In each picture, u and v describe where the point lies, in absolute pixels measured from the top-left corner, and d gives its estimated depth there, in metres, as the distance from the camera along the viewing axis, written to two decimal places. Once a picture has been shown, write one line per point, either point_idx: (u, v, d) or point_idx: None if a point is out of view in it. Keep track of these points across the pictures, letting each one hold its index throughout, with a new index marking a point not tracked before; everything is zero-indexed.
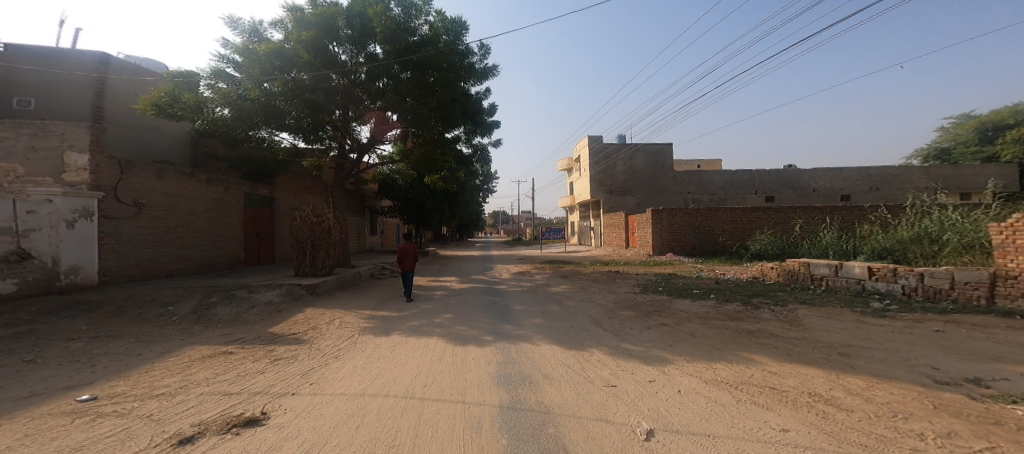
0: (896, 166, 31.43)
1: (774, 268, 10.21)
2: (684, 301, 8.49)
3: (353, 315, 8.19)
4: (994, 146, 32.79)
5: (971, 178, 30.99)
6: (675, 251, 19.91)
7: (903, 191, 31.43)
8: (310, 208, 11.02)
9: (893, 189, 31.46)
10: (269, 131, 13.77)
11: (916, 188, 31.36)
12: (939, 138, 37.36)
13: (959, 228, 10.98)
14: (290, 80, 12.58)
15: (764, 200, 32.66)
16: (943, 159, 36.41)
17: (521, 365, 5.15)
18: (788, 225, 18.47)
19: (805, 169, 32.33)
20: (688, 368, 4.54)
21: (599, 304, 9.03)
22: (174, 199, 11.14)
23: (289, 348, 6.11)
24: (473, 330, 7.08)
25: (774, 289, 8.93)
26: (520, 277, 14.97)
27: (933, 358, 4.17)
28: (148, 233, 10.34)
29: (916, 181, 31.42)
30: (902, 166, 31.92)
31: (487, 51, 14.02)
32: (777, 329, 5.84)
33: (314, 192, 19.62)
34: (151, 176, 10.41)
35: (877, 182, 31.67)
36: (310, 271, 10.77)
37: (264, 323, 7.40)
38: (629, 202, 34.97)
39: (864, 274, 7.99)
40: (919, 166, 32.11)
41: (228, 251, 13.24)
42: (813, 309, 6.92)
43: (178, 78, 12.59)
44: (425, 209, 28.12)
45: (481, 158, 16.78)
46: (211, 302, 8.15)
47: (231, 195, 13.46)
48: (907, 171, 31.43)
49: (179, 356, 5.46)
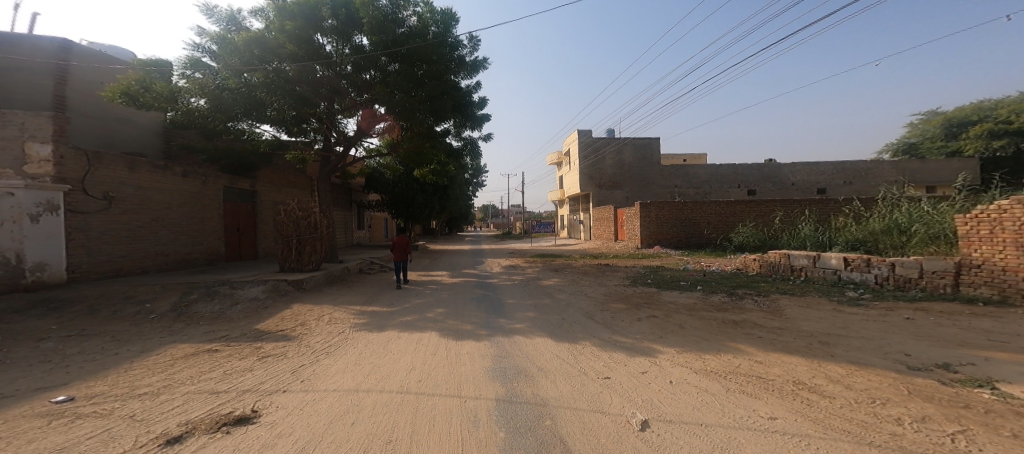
0: (869, 161, 32.63)
1: (757, 260, 10.57)
2: (672, 293, 8.70)
3: (342, 311, 8.10)
4: (959, 141, 34.35)
5: (937, 171, 32.49)
6: (662, 244, 20.26)
7: (876, 185, 32.67)
8: (295, 202, 10.81)
9: (866, 183, 32.68)
10: (250, 124, 13.32)
11: (888, 182, 32.64)
12: (909, 133, 38.92)
13: (927, 219, 11.52)
14: (272, 71, 12.18)
15: (746, 194, 33.46)
16: (911, 154, 37.98)
17: (515, 358, 5.22)
18: (769, 218, 19.01)
19: (784, 164, 33.29)
20: (679, 358, 4.68)
21: (590, 297, 9.18)
22: (148, 192, 10.73)
23: (276, 344, 6.02)
24: (465, 324, 7.10)
25: (757, 280, 9.25)
26: (510, 271, 15.02)
27: (907, 345, 4.40)
28: (121, 227, 9.96)
29: (887, 175, 32.72)
30: (874, 161, 33.15)
31: (476, 43, 13.83)
32: (761, 319, 6.05)
33: (298, 186, 19.19)
34: (121, 168, 9.99)
35: (851, 176, 32.86)
36: (296, 266, 10.59)
37: (249, 319, 7.26)
38: (618, 196, 35.37)
39: (840, 264, 8.34)
40: (891, 161, 33.39)
41: (208, 246, 12.87)
42: (794, 299, 7.20)
43: (149, 67, 12.03)
44: (414, 204, 27.66)
45: (470, 153, 16.63)
46: (192, 299, 7.94)
47: (210, 189, 13.05)
48: (879, 165, 32.69)
49: (162, 354, 5.33)
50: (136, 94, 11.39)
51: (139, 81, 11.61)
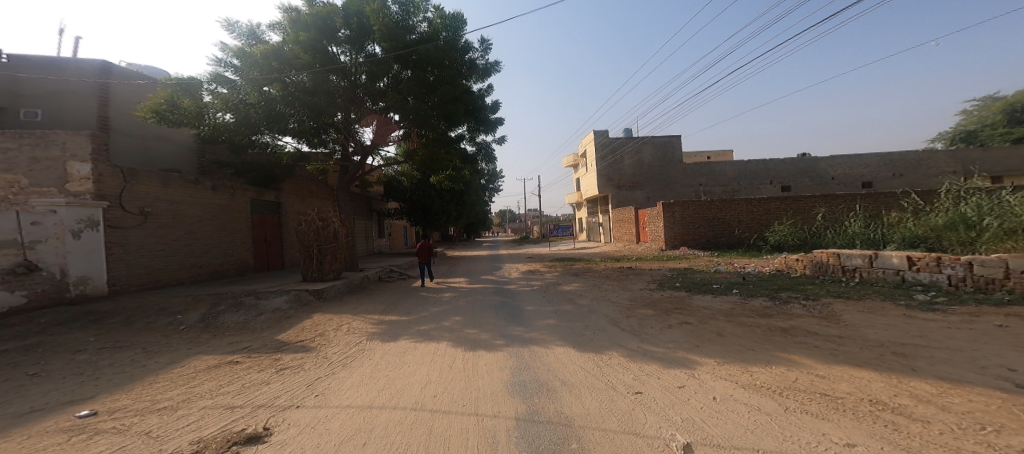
0: (919, 151, 30.32)
1: (801, 260, 9.75)
2: (705, 298, 8.02)
3: (361, 320, 7.91)
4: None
5: (1000, 160, 29.80)
6: (689, 245, 19.30)
7: (928, 176, 30.28)
8: (315, 212, 10.83)
9: (917, 174, 30.35)
10: (272, 136, 13.65)
11: (942, 173, 30.22)
12: (963, 120, 36.00)
13: (999, 212, 10.39)
14: (290, 83, 12.43)
15: (780, 190, 31.77)
16: (968, 142, 35.04)
17: (537, 370, 4.77)
18: (810, 215, 17.78)
19: (822, 157, 31.40)
20: (720, 371, 4.11)
21: (614, 302, 8.61)
22: (181, 207, 11.01)
23: (295, 356, 5.82)
24: (484, 334, 6.69)
25: (803, 283, 8.43)
26: (530, 276, 14.59)
27: (1006, 358, 3.72)
28: (157, 240, 10.20)
29: (940, 165, 30.27)
30: (926, 151, 30.74)
31: (488, 45, 13.66)
32: (813, 325, 5.38)
33: (320, 196, 19.50)
34: (156, 183, 10.24)
35: (900, 168, 30.59)
36: (317, 276, 10.54)
37: (270, 330, 7.12)
38: (638, 196, 34.36)
39: (902, 264, 7.44)
40: (944, 150, 30.89)
41: (238, 257, 13.12)
42: (849, 303, 6.42)
43: (176, 85, 12.38)
44: (431, 210, 28.04)
45: (486, 157, 16.43)
46: (219, 310, 7.93)
47: (238, 201, 13.34)
48: (931, 155, 30.31)
49: (184, 366, 5.19)
50: (165, 112, 11.77)
51: (167, 99, 12.01)
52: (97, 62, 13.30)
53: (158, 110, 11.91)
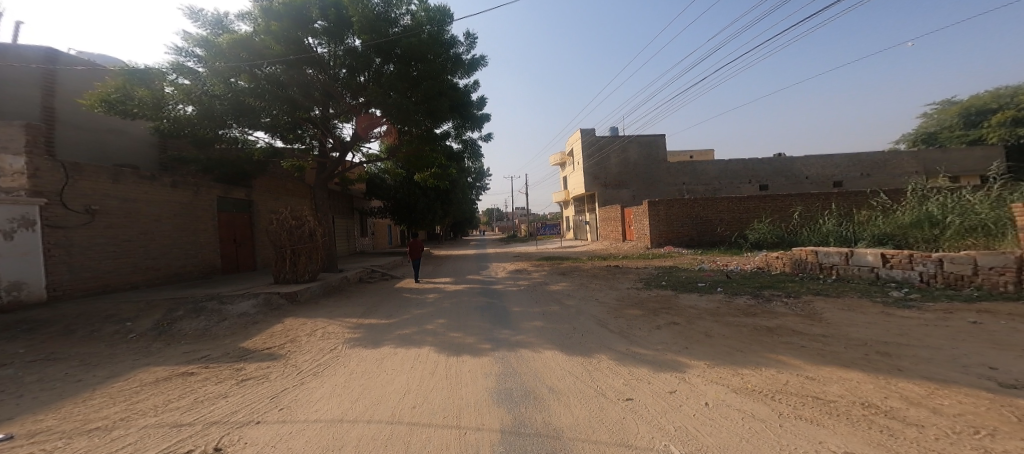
0: (886, 152, 31.70)
1: (780, 257, 9.91)
2: (692, 297, 7.99)
3: (337, 324, 7.54)
4: (979, 130, 33.18)
5: (960, 161, 31.48)
6: (673, 243, 19.53)
7: (894, 176, 31.69)
8: (288, 210, 10.32)
9: (884, 174, 31.73)
10: (240, 130, 13.09)
11: (907, 173, 31.65)
12: (926, 123, 37.85)
13: (962, 210, 10.86)
14: (261, 75, 11.82)
15: (758, 189, 32.61)
16: (930, 144, 36.87)
17: (523, 377, 4.58)
18: (787, 214, 18.22)
19: (797, 157, 32.40)
20: (711, 374, 4.03)
21: (601, 302, 8.52)
22: (135, 205, 10.30)
23: (260, 365, 5.44)
24: (469, 338, 6.45)
25: (783, 280, 8.55)
26: (516, 275, 14.39)
27: (987, 356, 3.74)
28: (107, 241, 9.49)
29: (905, 166, 31.69)
30: (892, 152, 32.17)
31: (474, 40, 13.34)
32: (798, 324, 5.38)
33: (296, 194, 18.78)
34: (104, 179, 9.54)
35: (869, 168, 31.88)
36: (291, 278, 10.03)
37: (235, 337, 6.68)
38: (625, 195, 34.52)
39: (877, 261, 7.61)
40: (909, 151, 32.38)
41: (202, 259, 12.41)
42: (830, 301, 6.49)
43: (126, 74, 11.43)
44: (415, 209, 27.31)
45: (471, 155, 16.08)
46: (177, 316, 7.41)
47: (203, 199, 12.63)
48: (897, 156, 31.72)
49: (129, 380, 4.75)
50: (118, 103, 10.95)
51: (119, 89, 11.15)
52: (41, 50, 12.48)
53: (107, 100, 11.07)
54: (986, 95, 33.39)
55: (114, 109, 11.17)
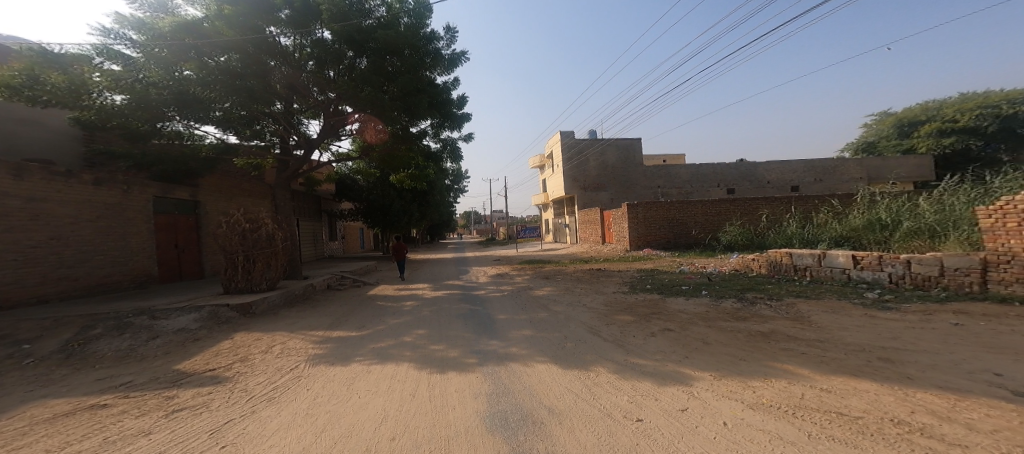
0: (836, 158, 34.07)
1: (757, 260, 10.17)
2: (679, 300, 8.12)
3: (299, 338, 6.77)
4: (911, 140, 36.57)
5: (897, 169, 34.49)
6: (652, 246, 19.79)
7: (842, 182, 34.17)
8: (242, 212, 9.25)
9: (835, 180, 34.12)
10: (183, 123, 11.75)
11: (854, 178, 34.19)
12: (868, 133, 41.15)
13: (910, 214, 11.54)
14: (213, 64, 10.64)
15: (725, 193, 34.05)
16: (871, 153, 40.17)
17: (518, 396, 4.16)
18: (755, 217, 18.92)
19: (760, 162, 34.22)
20: (720, 388, 3.80)
21: (590, 308, 8.30)
22: (44, 205, 8.88)
23: (198, 391, 4.64)
24: (452, 351, 5.93)
25: (762, 282, 8.72)
26: (498, 280, 13.94)
27: (986, 361, 3.73)
28: (8, 247, 8.09)
29: (852, 171, 34.23)
30: (841, 158, 34.62)
31: (455, 34, 12.78)
32: (790, 328, 5.33)
33: (253, 195, 17.36)
34: (2, 174, 8.12)
35: (821, 173, 34.16)
36: (244, 287, 8.99)
37: (170, 357, 5.78)
38: (603, 197, 35.07)
39: (848, 263, 7.89)
40: (854, 159, 35.07)
41: (133, 266, 10.99)
42: (813, 303, 6.56)
43: (33, 57, 9.75)
44: (390, 211, 25.34)
45: (450, 154, 15.37)
46: (93, 335, 6.34)
47: (133, 199, 11.20)
48: (845, 163, 34.16)
49: (13, 419, 3.84)
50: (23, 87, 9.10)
51: (24, 71, 9.40)
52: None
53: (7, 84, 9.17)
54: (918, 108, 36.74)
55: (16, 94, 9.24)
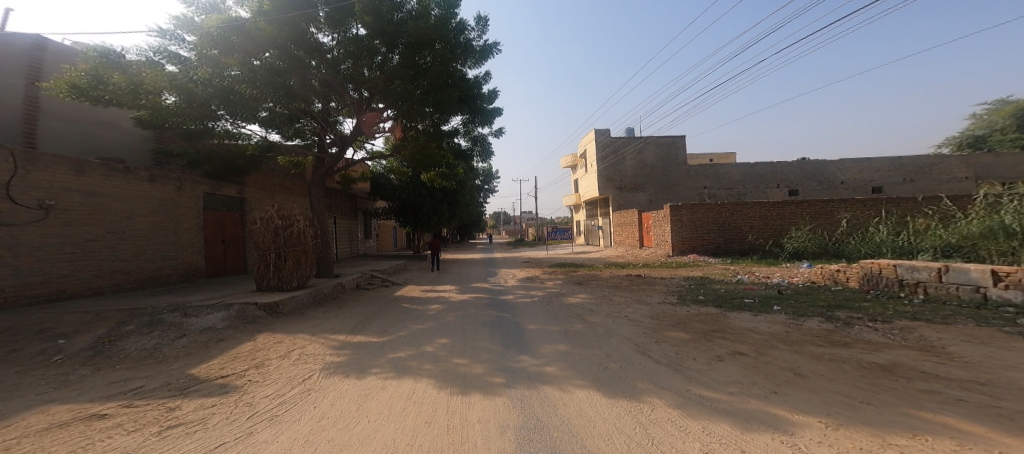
0: (931, 155, 29.84)
1: (845, 271, 8.55)
2: (744, 316, 6.80)
3: (319, 343, 6.31)
4: None
5: (1015, 167, 29.41)
6: (698, 251, 18.05)
7: (940, 181, 29.82)
8: (276, 209, 9.07)
9: (928, 180, 29.91)
10: (230, 122, 12.10)
11: (954, 178, 29.75)
12: (972, 125, 35.92)
13: None
14: (255, 64, 10.73)
15: (788, 194, 31.01)
16: (976, 149, 35.07)
17: (557, 433, 3.26)
18: (830, 220, 16.58)
19: (832, 161, 30.75)
20: (844, 443, 2.68)
21: (634, 321, 7.20)
22: (102, 200, 9.09)
23: (201, 403, 4.16)
24: (478, 366, 5.14)
25: (854, 298, 7.15)
26: (530, 284, 13.12)
27: None
28: (65, 242, 8.30)
29: (952, 171, 29.82)
30: (938, 155, 30.30)
31: (486, 24, 12.20)
32: (920, 360, 4.00)
33: (294, 193, 17.75)
34: (63, 170, 8.33)
35: (911, 173, 30.07)
36: (275, 285, 8.81)
37: (187, 359, 5.46)
38: (641, 198, 33.19)
39: (985, 278, 6.24)
40: (955, 155, 30.53)
41: (183, 261, 11.29)
42: (940, 328, 5.08)
43: (98, 57, 10.29)
44: (422, 211, 25.35)
45: (482, 152, 14.81)
46: (124, 332, 6.21)
47: (185, 196, 11.54)
48: (942, 160, 29.86)
49: (2, 429, 3.46)
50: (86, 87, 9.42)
51: (89, 71, 9.82)
52: (26, 53, 12.30)
53: (76, 85, 9.52)
54: None
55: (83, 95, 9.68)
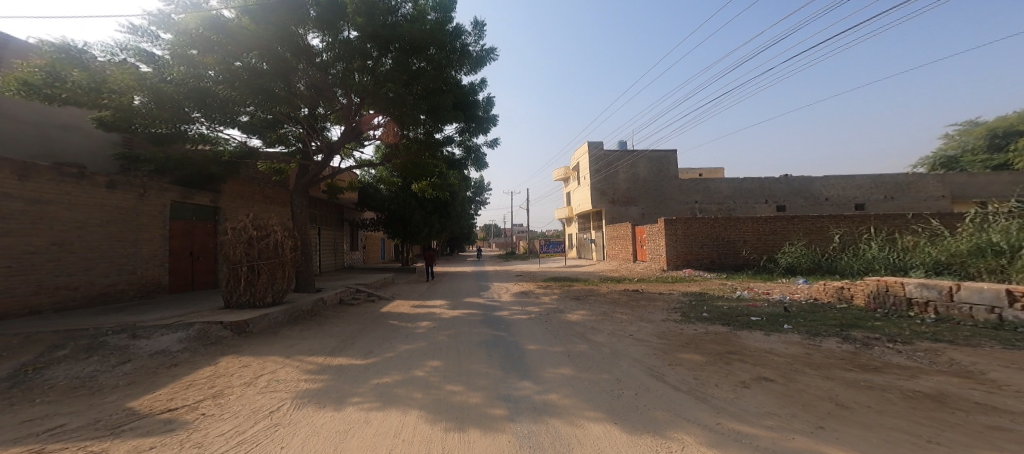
0: (912, 173, 30.92)
1: (855, 289, 8.40)
2: (757, 336, 6.44)
3: (292, 367, 5.62)
4: (1005, 154, 33.04)
5: (989, 186, 30.72)
6: (692, 266, 17.90)
7: (921, 199, 30.87)
8: (250, 218, 8.35)
9: (909, 197, 30.94)
10: (207, 125, 11.37)
11: (933, 196, 30.83)
12: (946, 146, 37.57)
13: None
14: (236, 65, 10.08)
15: (775, 210, 31.57)
16: (950, 168, 36.67)
17: None
18: (821, 236, 16.75)
19: (817, 177, 31.57)
20: None
21: (642, 341, 6.74)
22: (49, 207, 8.20)
23: (138, 447, 3.46)
24: (474, 395, 4.56)
25: (865, 318, 6.92)
26: (523, 299, 12.55)
27: None
28: (4, 252, 7.40)
29: (932, 189, 30.91)
30: (917, 174, 31.42)
31: (482, 30, 11.92)
32: (967, 389, 3.64)
33: (274, 202, 16.90)
34: (6, 174, 7.47)
35: (893, 190, 31.08)
36: (246, 301, 8.01)
37: (131, 389, 4.70)
38: (633, 212, 33.25)
39: (999, 298, 6.09)
40: (934, 174, 31.71)
41: (143, 274, 10.35)
42: (970, 351, 4.80)
43: (56, 52, 9.43)
44: (410, 222, 24.58)
45: (475, 162, 14.33)
46: (60, 357, 5.39)
47: (149, 204, 10.65)
48: (922, 178, 30.96)
49: None
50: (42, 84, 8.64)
51: (47, 66, 8.98)
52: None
53: (28, 82, 9.07)
54: (1010, 117, 33.28)
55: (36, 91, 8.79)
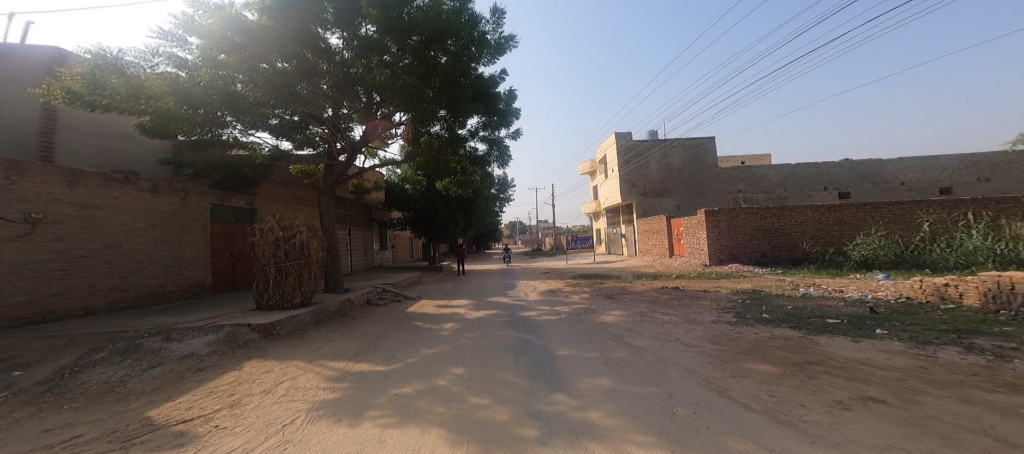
0: (1009, 151, 27.08)
1: (963, 289, 7.17)
2: (840, 342, 5.39)
3: (314, 373, 5.28)
4: None
5: None
6: (739, 260, 16.41)
7: (1020, 180, 26.99)
8: (277, 218, 8.23)
9: (1008, 179, 27.05)
10: (239, 129, 11.64)
11: None
12: None
13: None
14: (260, 68, 10.13)
15: (837, 197, 28.75)
16: None
17: None
18: (906, 225, 14.73)
19: (888, 160, 28.41)
20: None
21: (691, 346, 5.86)
22: (97, 213, 8.46)
23: None
24: (509, 410, 3.94)
25: (988, 323, 5.83)
26: (552, 297, 11.87)
27: None
28: (55, 257, 7.64)
29: None
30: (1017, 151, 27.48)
31: (501, 16, 11.33)
32: None
33: (305, 204, 17.22)
34: (55, 181, 7.73)
35: (987, 171, 27.31)
36: (276, 302, 7.92)
37: (153, 395, 4.47)
38: (667, 204, 31.51)
39: None
40: None
41: (187, 277, 10.63)
42: None
43: (95, 60, 9.77)
44: (437, 220, 24.53)
45: (500, 157, 13.72)
46: (93, 361, 5.31)
47: (191, 208, 10.93)
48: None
49: None
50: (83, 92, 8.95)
51: (87, 75, 9.29)
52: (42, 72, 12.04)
53: (71, 90, 9.18)
54: None
55: (77, 99, 9.16)
